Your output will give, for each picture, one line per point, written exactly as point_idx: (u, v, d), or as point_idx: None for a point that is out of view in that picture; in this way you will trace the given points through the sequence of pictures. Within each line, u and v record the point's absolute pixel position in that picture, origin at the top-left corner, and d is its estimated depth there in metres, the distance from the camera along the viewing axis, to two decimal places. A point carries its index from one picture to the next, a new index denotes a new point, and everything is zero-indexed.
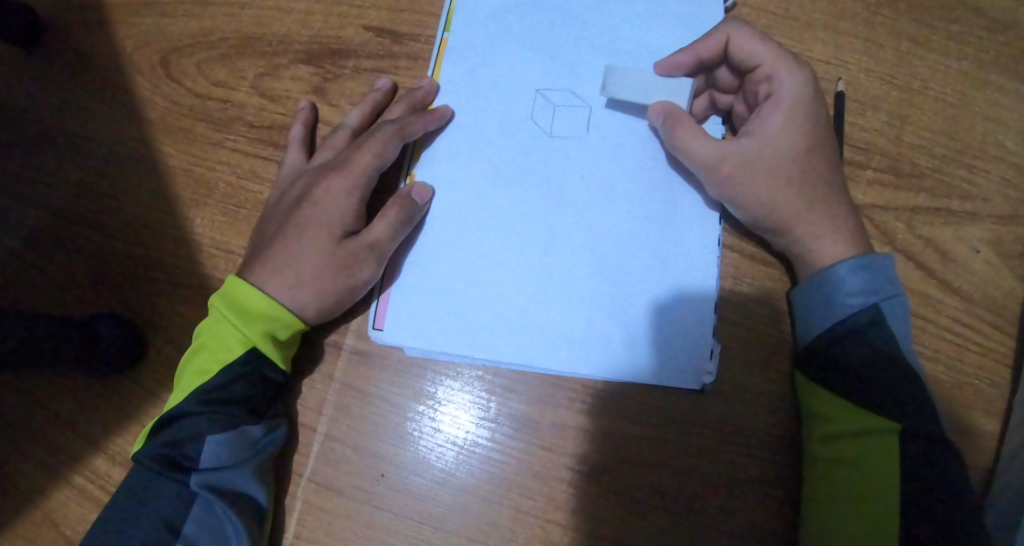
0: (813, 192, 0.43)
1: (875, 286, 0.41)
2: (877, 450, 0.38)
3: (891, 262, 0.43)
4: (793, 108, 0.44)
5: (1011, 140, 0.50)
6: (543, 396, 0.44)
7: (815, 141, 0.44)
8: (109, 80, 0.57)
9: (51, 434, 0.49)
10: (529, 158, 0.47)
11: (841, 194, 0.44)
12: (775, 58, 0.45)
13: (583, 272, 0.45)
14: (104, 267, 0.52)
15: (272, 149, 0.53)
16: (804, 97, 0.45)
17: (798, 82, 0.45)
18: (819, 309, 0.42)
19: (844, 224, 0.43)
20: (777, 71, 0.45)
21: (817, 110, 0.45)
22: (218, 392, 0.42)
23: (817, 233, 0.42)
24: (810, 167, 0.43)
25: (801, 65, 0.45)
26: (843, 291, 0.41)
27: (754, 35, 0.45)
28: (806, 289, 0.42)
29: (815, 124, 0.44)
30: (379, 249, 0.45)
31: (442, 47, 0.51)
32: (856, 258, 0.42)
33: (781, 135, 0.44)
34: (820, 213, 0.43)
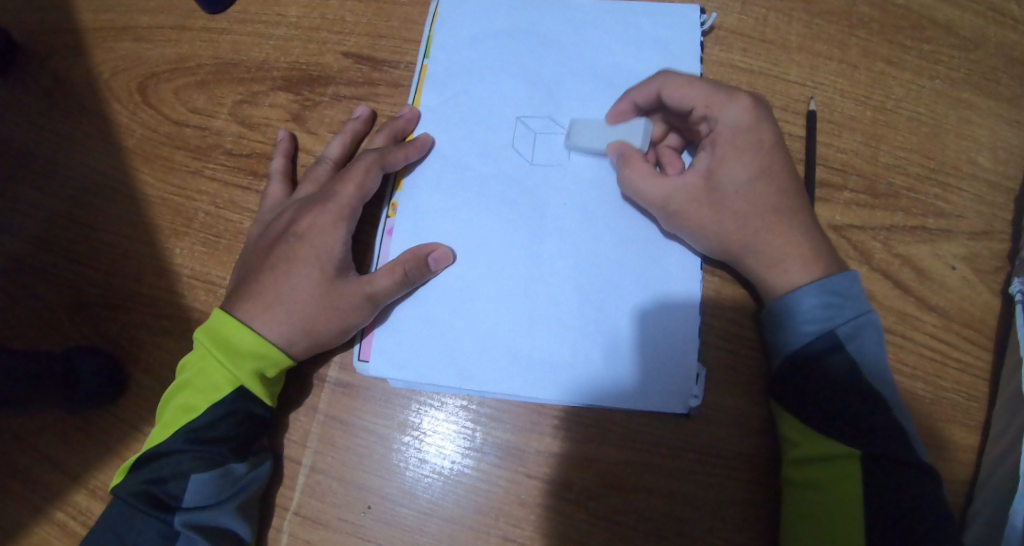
0: (762, 221, 0.43)
1: (838, 310, 0.41)
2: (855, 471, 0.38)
3: (854, 278, 0.42)
4: (735, 141, 0.44)
5: (983, 156, 0.51)
6: (527, 425, 0.44)
7: (762, 167, 0.44)
8: (85, 106, 0.56)
9: (30, 469, 0.48)
10: (512, 188, 0.47)
11: (796, 218, 0.43)
12: (708, 97, 0.45)
13: (566, 300, 0.45)
14: (82, 299, 0.52)
15: (252, 179, 0.52)
16: (745, 127, 0.44)
17: (739, 114, 0.44)
18: (783, 330, 0.42)
19: (799, 250, 0.42)
20: (713, 107, 0.45)
21: (761, 137, 0.44)
22: (205, 431, 0.42)
23: (766, 260, 0.43)
24: (757, 197, 0.43)
25: (741, 93, 0.45)
26: (798, 320, 0.41)
27: (680, 80, 0.46)
28: (772, 310, 0.43)
29: (761, 151, 0.44)
30: (376, 301, 0.44)
31: (422, 74, 0.51)
32: (815, 283, 0.41)
33: (723, 170, 0.44)
34: (770, 242, 0.43)
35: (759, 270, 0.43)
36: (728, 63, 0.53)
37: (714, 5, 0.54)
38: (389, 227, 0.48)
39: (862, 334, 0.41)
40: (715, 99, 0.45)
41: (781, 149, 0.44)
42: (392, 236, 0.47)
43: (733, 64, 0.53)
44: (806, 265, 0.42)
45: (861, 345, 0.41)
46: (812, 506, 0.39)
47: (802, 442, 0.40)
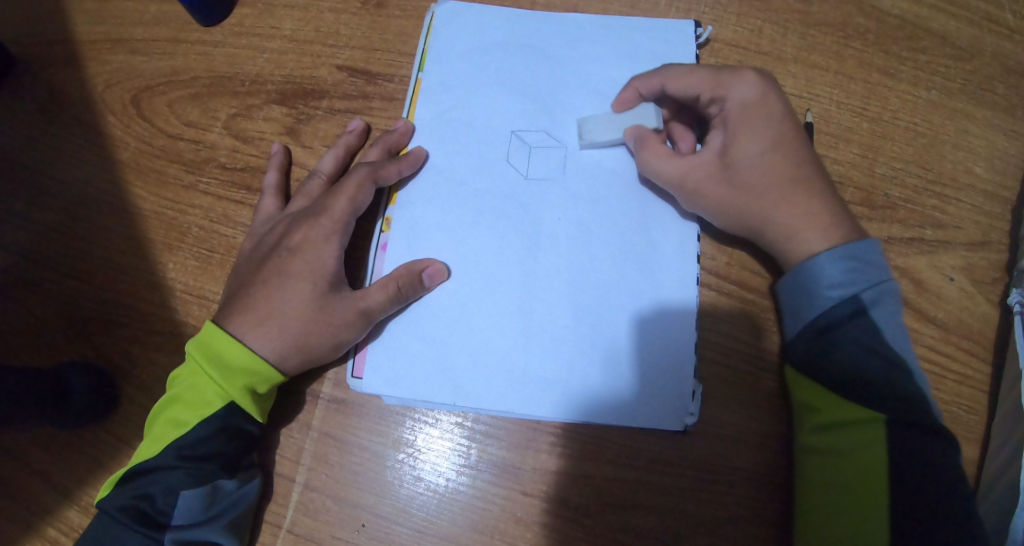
0: (784, 190, 0.43)
1: (861, 274, 0.41)
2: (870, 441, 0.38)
3: (879, 247, 0.42)
4: (745, 118, 0.45)
5: (980, 166, 0.51)
6: (523, 442, 0.43)
7: (775, 140, 0.45)
8: (79, 118, 0.56)
9: (20, 485, 0.48)
10: (507, 202, 0.47)
11: (816, 186, 0.44)
12: (712, 78, 0.46)
13: (562, 315, 0.44)
14: (75, 313, 0.51)
15: (246, 193, 0.52)
16: (755, 101, 0.45)
17: (746, 89, 0.45)
18: (805, 296, 0.42)
19: (820, 216, 0.43)
20: (719, 86, 0.46)
21: (770, 109, 0.45)
22: (195, 447, 0.42)
23: (788, 229, 0.43)
24: (778, 167, 0.44)
25: (744, 70, 0.46)
26: (823, 283, 0.41)
27: (680, 69, 0.47)
28: (793, 274, 0.42)
29: (771, 122, 0.45)
30: (370, 317, 0.44)
31: (416, 87, 0.51)
32: (837, 248, 0.41)
33: (740, 144, 0.45)
34: (790, 211, 0.43)
35: (782, 241, 0.43)
36: None
37: (709, 17, 0.54)
38: (383, 242, 0.47)
39: (884, 299, 0.41)
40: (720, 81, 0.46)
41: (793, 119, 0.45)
42: (385, 251, 0.47)
43: None
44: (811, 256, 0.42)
45: (883, 311, 0.41)
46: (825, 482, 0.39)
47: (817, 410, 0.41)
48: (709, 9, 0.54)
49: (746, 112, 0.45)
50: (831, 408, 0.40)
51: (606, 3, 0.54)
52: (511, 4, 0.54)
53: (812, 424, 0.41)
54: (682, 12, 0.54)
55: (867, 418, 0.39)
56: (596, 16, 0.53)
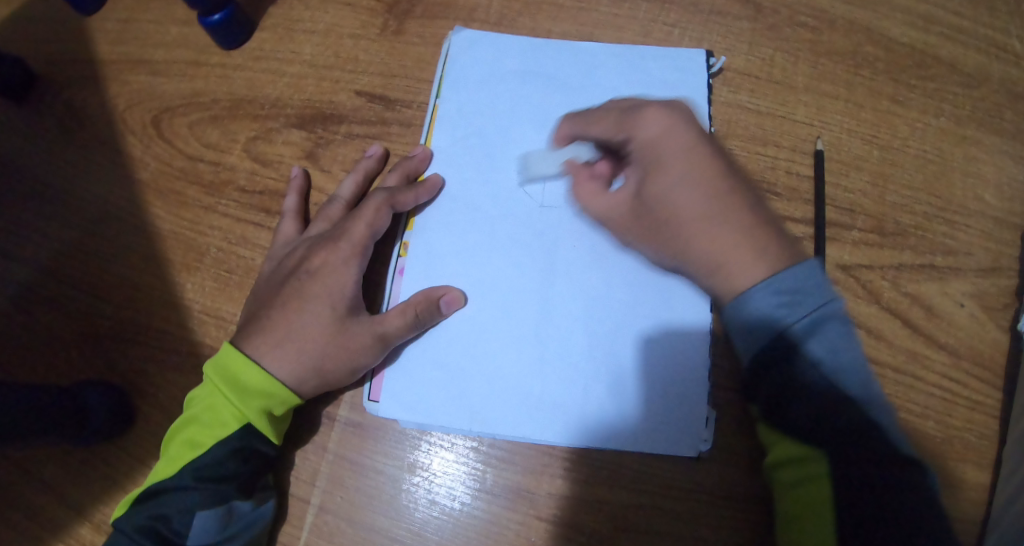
0: (701, 229, 0.40)
1: (795, 307, 0.38)
2: (817, 473, 0.37)
3: (811, 269, 0.39)
4: (652, 156, 0.42)
5: (989, 193, 0.51)
6: (537, 467, 0.44)
7: (690, 169, 0.40)
8: (100, 138, 0.57)
9: (36, 501, 0.48)
10: (522, 230, 0.48)
11: (739, 219, 0.40)
12: (615, 122, 0.44)
13: (577, 342, 0.45)
14: (93, 331, 0.52)
15: (265, 215, 0.53)
16: (660, 138, 0.41)
17: (650, 125, 0.42)
18: (758, 332, 0.38)
19: (744, 251, 0.39)
20: (624, 127, 0.43)
21: (680, 145, 0.41)
22: (211, 468, 0.42)
23: (712, 265, 0.40)
24: (707, 215, 0.40)
25: (647, 107, 0.42)
26: (769, 315, 0.38)
27: (595, 114, 0.45)
28: (730, 314, 0.39)
29: (681, 160, 0.41)
30: (387, 342, 0.44)
31: (434, 114, 0.52)
32: (769, 282, 0.38)
33: (648, 188, 0.41)
34: (705, 252, 0.40)
35: (709, 278, 0.40)
36: (737, 104, 0.54)
37: (721, 46, 0.55)
38: (401, 266, 0.48)
39: (823, 329, 0.38)
40: (631, 117, 0.43)
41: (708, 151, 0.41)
42: (403, 276, 0.48)
43: (743, 104, 0.53)
44: (754, 281, 0.39)
45: (824, 339, 0.38)
46: (793, 522, 0.39)
47: (773, 446, 0.41)
48: (721, 38, 0.55)
49: (651, 153, 0.42)
50: (784, 443, 0.40)
51: (621, 32, 0.55)
52: (527, 33, 0.55)
53: (774, 458, 0.41)
54: (694, 41, 0.55)
55: (807, 452, 0.38)
56: (611, 45, 0.54)
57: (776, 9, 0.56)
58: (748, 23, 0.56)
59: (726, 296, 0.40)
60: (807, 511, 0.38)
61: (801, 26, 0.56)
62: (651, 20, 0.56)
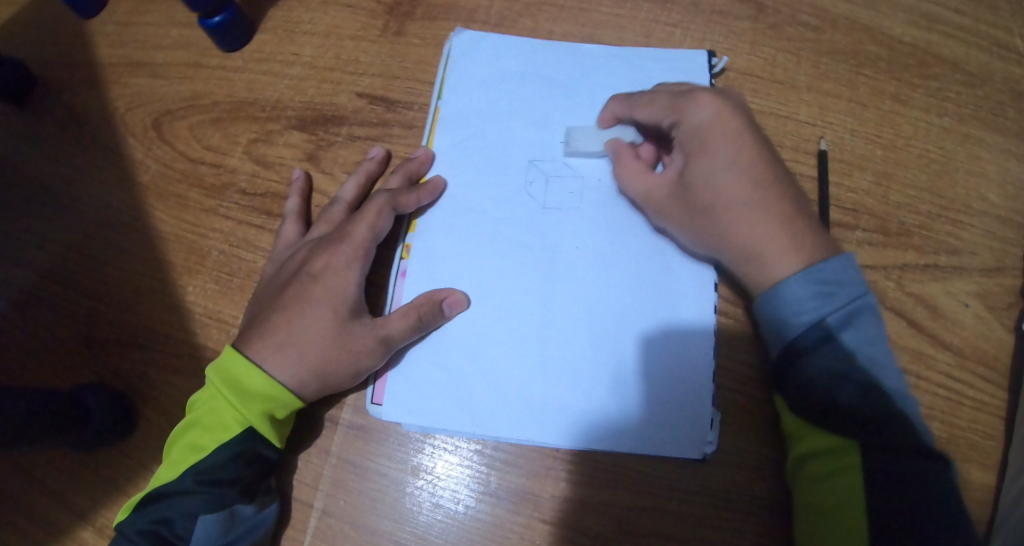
0: (751, 211, 0.42)
1: (829, 299, 0.39)
2: (852, 464, 0.38)
3: (849, 261, 0.41)
4: (700, 137, 0.44)
5: (992, 192, 0.51)
6: (542, 469, 0.43)
7: (733, 149, 0.43)
8: (101, 140, 0.57)
9: (36, 505, 0.48)
10: (525, 232, 0.48)
11: (786, 201, 0.42)
12: (668, 104, 0.46)
13: (581, 343, 0.45)
14: (94, 334, 0.52)
15: (266, 218, 0.53)
16: (709, 122, 0.44)
17: (705, 109, 0.44)
18: (778, 325, 0.40)
19: (781, 238, 0.41)
20: (675, 109, 0.45)
21: (728, 125, 0.44)
22: (212, 472, 0.42)
23: (750, 249, 0.42)
24: (755, 199, 0.42)
25: (699, 92, 0.45)
26: (791, 308, 0.40)
27: (645, 96, 0.48)
28: (761, 306, 0.41)
29: (727, 142, 0.44)
30: (390, 345, 0.44)
31: (435, 116, 0.52)
32: (805, 271, 0.40)
33: (694, 167, 0.44)
34: (749, 235, 0.42)
35: (746, 262, 0.42)
36: None
37: (723, 46, 0.55)
38: (403, 269, 0.48)
39: (855, 321, 0.39)
40: (683, 102, 0.45)
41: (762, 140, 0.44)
42: (405, 278, 0.48)
43: (745, 105, 0.53)
44: (790, 271, 0.41)
45: (857, 332, 0.39)
46: (821, 513, 0.39)
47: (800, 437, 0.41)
48: (723, 38, 0.55)
49: (703, 135, 0.44)
50: (813, 434, 0.40)
51: (623, 32, 0.55)
52: (528, 34, 0.55)
53: (800, 450, 0.40)
54: (696, 41, 0.55)
55: (845, 444, 0.38)
56: (612, 45, 0.54)
57: (778, 8, 0.56)
58: (749, 22, 0.55)
59: (760, 283, 0.42)
60: (836, 502, 0.38)
61: (803, 25, 0.55)
62: (652, 20, 0.55)
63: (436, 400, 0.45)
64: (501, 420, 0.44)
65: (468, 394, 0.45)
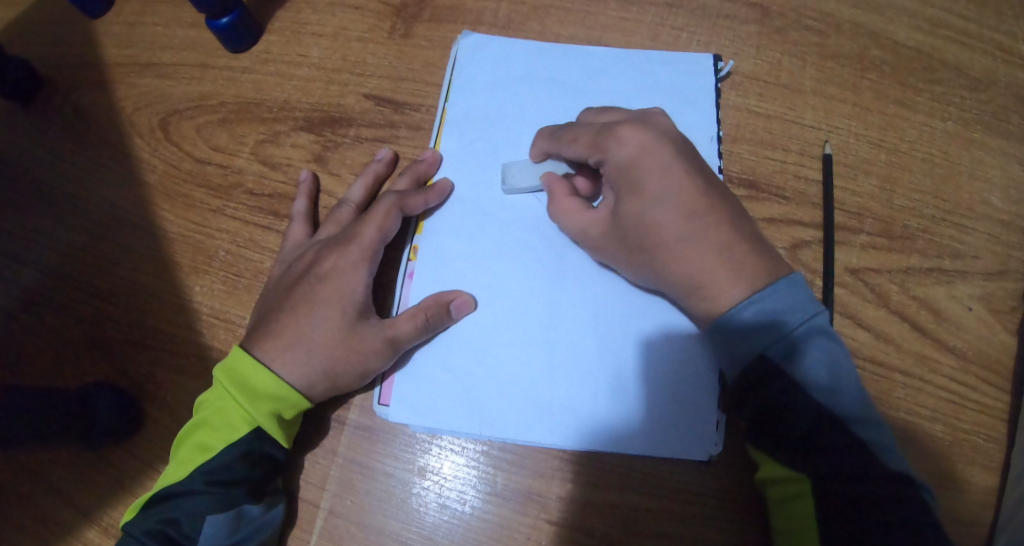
0: (688, 244, 0.42)
1: (767, 329, 0.39)
2: (802, 492, 0.38)
3: (798, 281, 0.41)
4: (632, 176, 0.43)
5: (995, 196, 0.51)
6: (548, 471, 0.44)
7: (664, 192, 0.42)
8: (108, 140, 0.57)
9: (43, 504, 0.48)
10: (531, 234, 0.48)
11: (725, 234, 0.42)
12: (591, 142, 0.45)
13: (587, 345, 0.45)
14: (101, 334, 0.52)
15: (273, 219, 0.53)
16: (633, 158, 0.43)
17: (627, 144, 0.44)
18: (739, 349, 0.40)
19: (721, 268, 0.41)
20: (600, 146, 0.45)
21: (655, 162, 0.43)
22: (221, 472, 0.42)
23: (689, 284, 0.42)
24: (686, 233, 0.42)
25: (620, 126, 0.44)
26: (749, 333, 0.40)
27: (570, 132, 0.47)
28: (713, 331, 0.41)
29: (662, 178, 0.43)
30: (397, 346, 0.44)
31: (442, 118, 0.52)
32: (744, 304, 0.40)
33: (626, 204, 0.44)
34: (683, 270, 0.42)
35: (688, 296, 0.42)
36: (745, 108, 0.54)
37: (729, 50, 0.55)
38: (411, 270, 0.48)
39: (812, 341, 0.39)
40: (602, 135, 0.45)
41: (697, 173, 0.43)
42: (412, 279, 0.48)
43: (750, 108, 0.54)
44: (733, 300, 0.40)
45: (825, 342, 0.40)
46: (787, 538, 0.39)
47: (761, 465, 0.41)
48: (728, 42, 0.55)
49: (631, 176, 0.43)
50: (769, 464, 0.40)
51: (629, 36, 0.55)
52: (535, 37, 0.55)
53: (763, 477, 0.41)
54: (702, 45, 0.55)
55: (795, 476, 0.39)
56: (619, 49, 0.54)
57: (783, 13, 0.56)
58: (755, 27, 0.56)
59: (707, 318, 0.41)
60: (797, 528, 0.38)
61: (808, 30, 0.56)
62: (658, 24, 0.56)
63: (442, 401, 0.45)
64: (507, 421, 0.44)
65: (474, 396, 0.45)
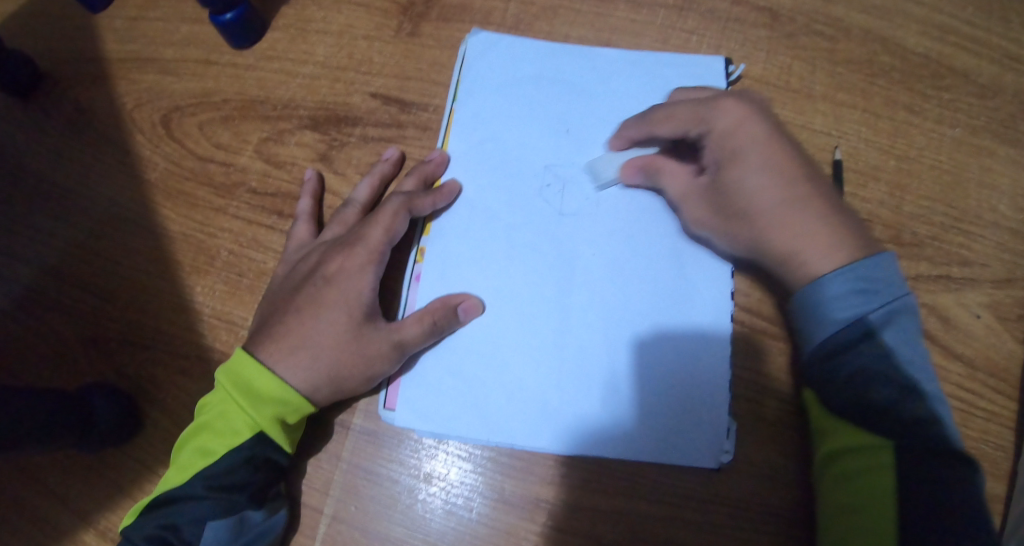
0: (794, 212, 0.43)
1: (869, 293, 0.40)
2: (880, 462, 0.37)
3: (889, 258, 0.41)
4: (732, 148, 0.44)
5: (1003, 204, 0.51)
6: (556, 477, 0.43)
7: (760, 160, 0.43)
8: (108, 136, 0.56)
9: (39, 506, 0.47)
10: (540, 237, 0.47)
11: (811, 198, 0.43)
12: (691, 115, 0.46)
13: (597, 351, 0.45)
14: (99, 334, 0.51)
15: (277, 219, 0.52)
16: (737, 127, 0.44)
17: (728, 114, 0.45)
18: (812, 320, 0.41)
19: (821, 230, 0.42)
20: (700, 118, 0.45)
21: (756, 134, 0.44)
22: (223, 477, 0.41)
23: (789, 254, 0.42)
24: (788, 202, 0.42)
25: (720, 100, 0.45)
26: (831, 302, 0.40)
27: (664, 110, 0.47)
28: (802, 297, 0.41)
29: (758, 150, 0.44)
30: (404, 350, 0.44)
31: (450, 118, 0.52)
32: (844, 267, 0.40)
33: (732, 174, 0.44)
34: (786, 235, 0.42)
35: (785, 263, 0.42)
36: None
37: (739, 54, 0.55)
38: (417, 272, 0.48)
39: (898, 319, 0.39)
40: (704, 107, 0.46)
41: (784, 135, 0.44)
42: (419, 282, 0.47)
43: None
44: (826, 268, 0.41)
45: (899, 330, 0.39)
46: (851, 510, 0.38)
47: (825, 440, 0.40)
48: (738, 45, 0.55)
49: (729, 146, 0.44)
50: (844, 432, 0.39)
51: (638, 38, 0.55)
52: (543, 37, 0.55)
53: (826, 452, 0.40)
54: (711, 48, 0.55)
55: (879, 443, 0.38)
56: (628, 50, 0.54)
57: (793, 17, 0.56)
58: (765, 30, 0.55)
59: (801, 280, 0.42)
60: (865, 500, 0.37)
61: (817, 34, 0.55)
62: (668, 26, 0.55)
63: (449, 407, 0.44)
64: (513, 428, 0.43)
65: (481, 402, 0.44)
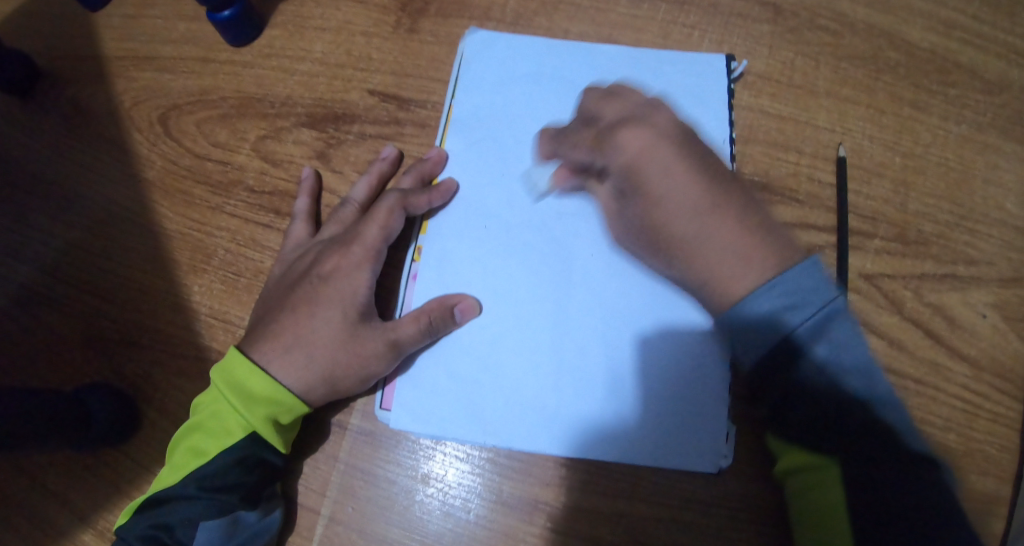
0: (701, 242, 0.40)
1: (792, 311, 0.37)
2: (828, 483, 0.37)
3: (812, 268, 0.38)
4: (635, 179, 0.42)
5: (1010, 201, 0.50)
6: (555, 479, 0.43)
7: (667, 190, 0.41)
8: (106, 134, 0.56)
9: (36, 506, 0.47)
10: (538, 237, 0.47)
11: (733, 224, 0.40)
12: (591, 148, 0.44)
13: (594, 353, 0.44)
14: (96, 333, 0.51)
15: (274, 217, 0.52)
16: (638, 159, 0.41)
17: (627, 149, 0.42)
18: (739, 343, 0.38)
19: (732, 248, 0.39)
20: (600, 151, 0.43)
21: (659, 164, 0.41)
22: (214, 477, 0.41)
23: (702, 280, 0.40)
24: (700, 233, 0.40)
25: (620, 128, 0.42)
26: (756, 326, 0.37)
27: (573, 137, 0.46)
28: (725, 327, 0.38)
29: (660, 178, 0.41)
30: (400, 349, 0.43)
31: (448, 116, 0.51)
32: (765, 286, 0.37)
33: (649, 212, 0.42)
34: (702, 267, 0.40)
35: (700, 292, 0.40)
36: (757, 109, 0.53)
37: (742, 49, 0.54)
38: (415, 271, 0.47)
39: (830, 330, 0.37)
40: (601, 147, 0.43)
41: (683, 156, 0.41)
42: (416, 281, 0.47)
43: (763, 109, 0.52)
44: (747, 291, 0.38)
45: (831, 342, 0.37)
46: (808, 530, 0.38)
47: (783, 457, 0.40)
48: (741, 41, 0.54)
49: (638, 183, 0.42)
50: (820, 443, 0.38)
51: (640, 33, 0.54)
52: (543, 33, 0.54)
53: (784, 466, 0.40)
54: (714, 43, 0.54)
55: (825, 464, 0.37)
56: (629, 47, 0.53)
57: (797, 12, 0.55)
58: (768, 26, 0.55)
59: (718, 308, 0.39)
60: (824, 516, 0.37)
61: (822, 30, 0.55)
62: (670, 21, 0.55)
63: (445, 409, 0.44)
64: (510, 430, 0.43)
65: (478, 404, 0.44)
